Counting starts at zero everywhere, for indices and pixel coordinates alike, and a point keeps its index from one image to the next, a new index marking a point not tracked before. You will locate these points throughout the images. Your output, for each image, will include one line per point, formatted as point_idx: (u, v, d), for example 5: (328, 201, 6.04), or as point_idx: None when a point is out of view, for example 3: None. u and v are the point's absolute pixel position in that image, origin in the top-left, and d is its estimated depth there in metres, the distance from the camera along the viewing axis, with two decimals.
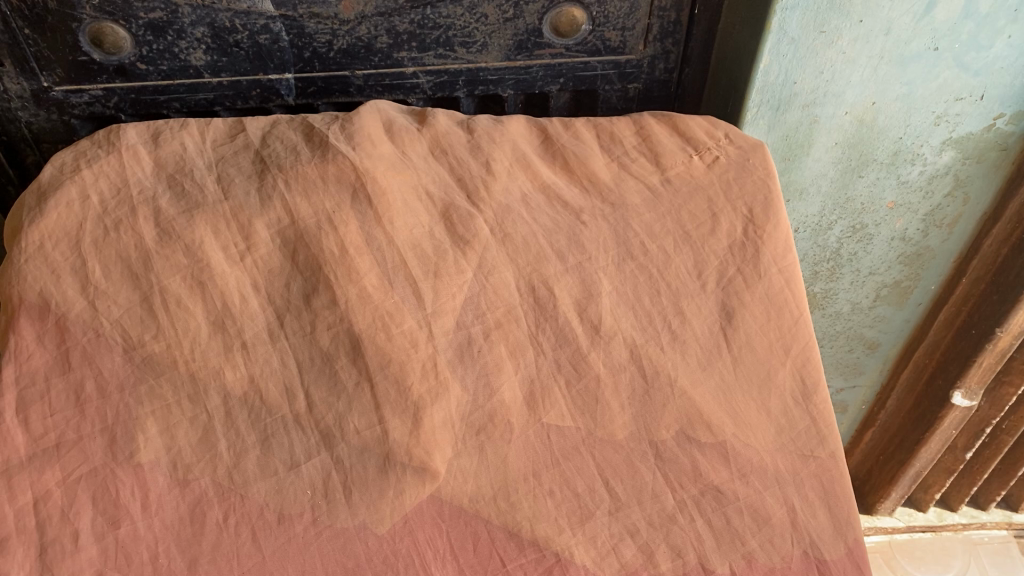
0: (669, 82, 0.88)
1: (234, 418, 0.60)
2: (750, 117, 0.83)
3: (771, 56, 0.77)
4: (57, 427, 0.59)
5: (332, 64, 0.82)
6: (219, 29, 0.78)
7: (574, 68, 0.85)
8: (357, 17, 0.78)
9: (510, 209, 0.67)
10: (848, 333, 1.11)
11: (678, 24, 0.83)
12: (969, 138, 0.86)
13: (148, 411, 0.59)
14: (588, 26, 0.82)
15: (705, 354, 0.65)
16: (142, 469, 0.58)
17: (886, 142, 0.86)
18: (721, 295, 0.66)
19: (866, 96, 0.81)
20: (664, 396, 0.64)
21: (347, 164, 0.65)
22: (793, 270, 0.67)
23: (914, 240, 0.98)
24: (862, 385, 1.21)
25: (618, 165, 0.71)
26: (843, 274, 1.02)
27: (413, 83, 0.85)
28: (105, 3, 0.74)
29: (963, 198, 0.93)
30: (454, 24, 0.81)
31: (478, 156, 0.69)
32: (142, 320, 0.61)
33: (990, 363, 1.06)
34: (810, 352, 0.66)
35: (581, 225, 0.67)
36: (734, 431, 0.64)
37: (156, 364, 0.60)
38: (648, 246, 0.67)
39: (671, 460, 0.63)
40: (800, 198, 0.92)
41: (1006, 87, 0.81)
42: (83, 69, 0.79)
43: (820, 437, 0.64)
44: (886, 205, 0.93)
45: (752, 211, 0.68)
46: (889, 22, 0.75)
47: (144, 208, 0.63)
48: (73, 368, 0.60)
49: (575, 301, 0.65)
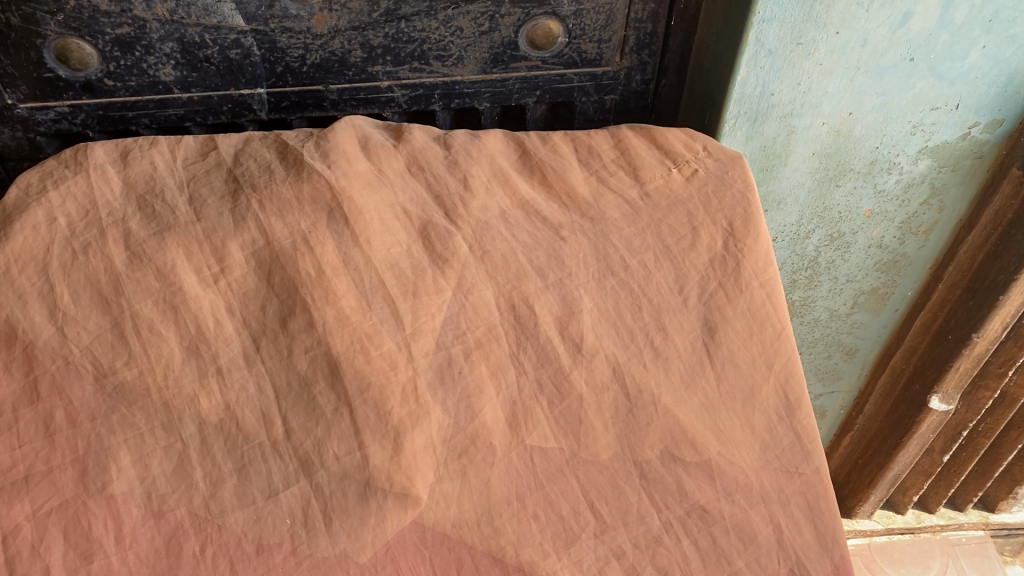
0: (646, 93, 0.88)
1: (210, 447, 0.59)
2: (728, 128, 0.82)
3: (748, 68, 0.77)
4: (26, 458, 0.57)
5: (304, 79, 0.80)
6: (188, 44, 0.76)
7: (550, 80, 0.84)
8: (330, 31, 0.77)
9: (489, 226, 0.66)
10: (826, 340, 1.11)
11: (655, 36, 0.83)
12: (944, 147, 0.87)
13: (120, 440, 0.58)
14: (565, 38, 0.81)
15: (688, 371, 0.64)
16: (114, 501, 0.57)
17: (863, 152, 0.86)
18: (703, 311, 0.66)
19: (843, 107, 0.81)
20: (648, 415, 0.63)
21: (322, 183, 0.63)
22: (773, 283, 0.67)
23: (891, 247, 0.98)
24: (840, 391, 1.21)
25: (597, 179, 0.70)
26: (821, 281, 1.02)
27: (388, 96, 0.83)
28: (71, 18, 0.72)
29: (939, 205, 0.94)
30: (429, 38, 0.80)
31: (456, 172, 0.68)
32: (113, 346, 0.59)
33: (966, 368, 1.06)
34: (792, 367, 0.66)
35: (560, 240, 0.67)
36: (718, 448, 0.63)
37: (128, 392, 0.58)
38: (628, 261, 0.66)
39: (656, 480, 0.63)
40: (778, 208, 0.91)
41: (981, 97, 0.81)
42: (49, 86, 0.77)
43: (804, 452, 0.64)
44: (863, 213, 0.93)
45: (732, 224, 0.68)
46: (864, 34, 0.75)
47: (114, 230, 0.62)
48: (42, 398, 0.58)
49: (556, 319, 0.64)
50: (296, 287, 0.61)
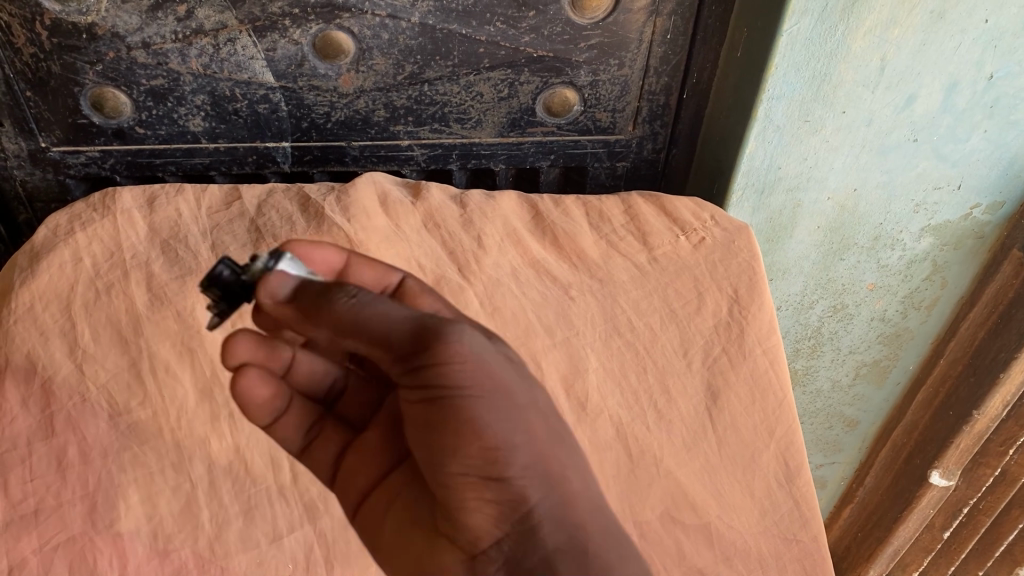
0: (657, 162, 0.91)
1: (218, 489, 0.62)
2: (735, 199, 0.85)
3: (756, 142, 0.80)
4: (37, 492, 0.58)
5: (329, 135, 0.83)
6: (219, 98, 0.79)
7: (565, 146, 0.88)
8: (355, 91, 0.80)
9: (500, 283, 0.69)
10: (828, 411, 1.10)
11: (667, 107, 0.87)
12: (947, 226, 0.89)
13: (130, 479, 0.60)
14: (580, 107, 0.85)
15: (691, 434, 0.66)
16: (120, 538, 0.59)
17: (867, 227, 0.88)
18: (706, 375, 0.67)
19: (848, 182, 0.84)
20: (649, 475, 0.65)
21: (341, 236, 0.67)
22: (777, 351, 0.68)
23: (893, 320, 0.99)
24: (841, 462, 1.19)
25: (606, 243, 0.73)
26: (824, 352, 1.02)
27: (407, 155, 0.86)
28: (109, 69, 0.76)
29: (941, 282, 0.95)
30: (450, 101, 0.83)
31: (471, 230, 0.71)
32: (129, 386, 0.61)
33: (967, 445, 1.07)
34: (793, 435, 0.66)
35: (569, 300, 0.69)
36: (718, 513, 0.64)
37: (141, 432, 0.61)
38: (635, 323, 0.69)
39: (655, 542, 0.63)
40: (783, 277, 0.93)
41: (983, 178, 0.84)
42: (82, 132, 0.79)
43: (802, 520, 0.65)
44: (866, 286, 0.94)
45: (737, 292, 0.70)
46: (870, 114, 0.78)
47: (137, 273, 0.64)
48: (57, 433, 0.59)
49: (562, 376, 0.67)
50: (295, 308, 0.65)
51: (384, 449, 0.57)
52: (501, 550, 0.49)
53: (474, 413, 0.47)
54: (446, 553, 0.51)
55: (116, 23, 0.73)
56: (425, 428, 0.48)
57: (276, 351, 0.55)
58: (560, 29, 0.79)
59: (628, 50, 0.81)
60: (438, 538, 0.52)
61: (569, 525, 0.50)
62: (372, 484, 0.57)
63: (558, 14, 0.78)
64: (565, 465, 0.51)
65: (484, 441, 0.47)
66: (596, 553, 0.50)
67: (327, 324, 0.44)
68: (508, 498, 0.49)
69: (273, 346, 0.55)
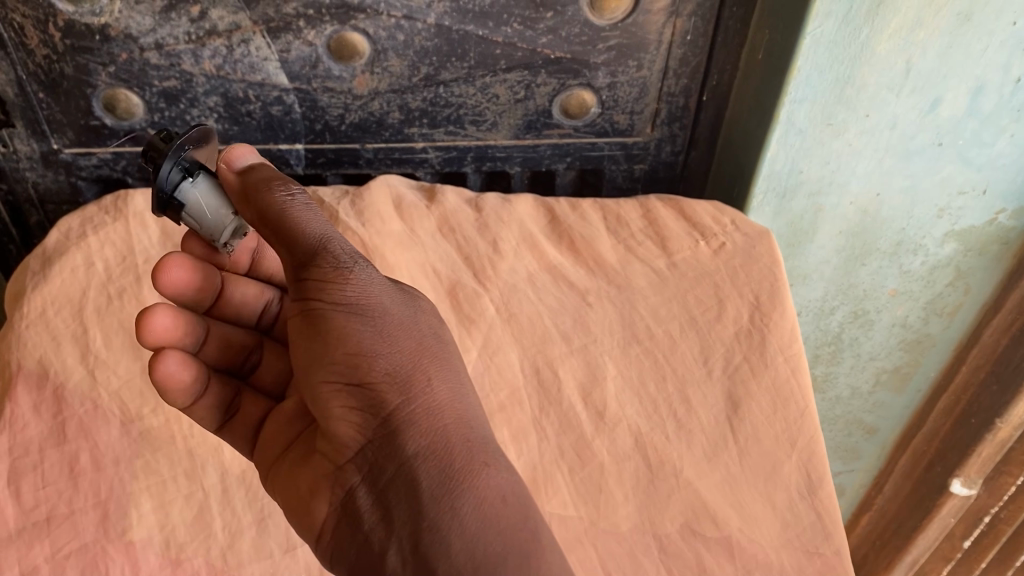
0: (675, 165, 0.90)
1: (231, 497, 0.61)
2: (756, 203, 0.84)
3: (777, 145, 0.79)
4: (49, 499, 0.58)
5: (343, 137, 0.82)
6: (232, 99, 0.78)
7: (581, 148, 0.86)
8: (370, 93, 0.79)
9: (516, 289, 0.70)
10: (847, 417, 1.09)
11: (686, 110, 0.85)
12: (971, 231, 0.87)
13: (142, 486, 0.60)
14: (597, 109, 0.84)
15: (712, 444, 0.64)
16: (133, 547, 0.58)
17: (890, 232, 0.86)
18: (726, 384, 0.67)
19: (871, 187, 0.82)
20: (669, 486, 0.63)
21: (356, 241, 0.70)
22: (799, 359, 0.67)
23: (915, 327, 0.97)
24: (859, 470, 1.17)
25: (624, 247, 0.73)
26: (844, 358, 1.00)
27: (422, 157, 0.85)
28: (122, 70, 0.75)
29: (964, 288, 0.93)
30: (466, 103, 0.81)
31: (486, 235, 0.73)
32: (141, 392, 0.64)
33: (989, 454, 1.06)
34: (815, 445, 0.65)
35: (586, 306, 0.70)
36: (739, 525, 0.62)
37: (153, 439, 0.62)
38: (654, 330, 0.69)
39: (675, 555, 0.60)
40: (803, 283, 0.91)
41: (1009, 182, 0.82)
42: (94, 134, 0.79)
43: (824, 532, 0.62)
44: (888, 292, 0.93)
45: (758, 299, 0.70)
46: (894, 117, 0.77)
47: (149, 278, 0.68)
48: (69, 440, 0.61)
49: (580, 385, 0.66)
50: (263, 311, 0.68)
51: (296, 412, 0.59)
52: (365, 457, 0.52)
53: (348, 321, 0.54)
54: (320, 468, 0.54)
55: (129, 24, 0.72)
56: (303, 334, 0.55)
57: (191, 333, 0.62)
58: (578, 30, 0.77)
59: (647, 52, 0.80)
60: (312, 458, 0.55)
61: (428, 429, 0.51)
62: (280, 441, 0.59)
63: (576, 15, 0.76)
64: (431, 377, 0.54)
65: (345, 345, 0.53)
66: (456, 467, 0.50)
67: (256, 206, 0.54)
68: (370, 401, 0.52)
69: (190, 325, 0.62)
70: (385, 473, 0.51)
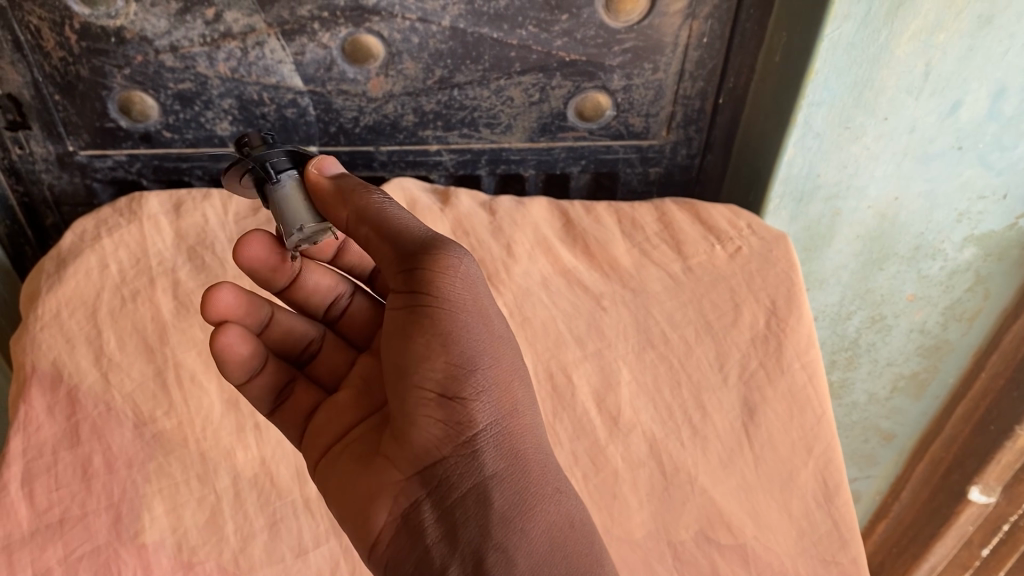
0: (690, 167, 0.89)
1: (243, 501, 0.61)
2: (772, 207, 0.83)
3: (795, 148, 0.78)
4: (62, 501, 0.58)
5: (357, 140, 0.82)
6: (247, 102, 0.78)
7: (596, 151, 0.86)
8: (384, 95, 0.79)
9: (529, 293, 0.69)
10: (863, 423, 1.08)
11: (702, 112, 0.85)
12: (991, 236, 0.85)
13: (155, 489, 0.60)
14: (612, 111, 0.83)
15: (727, 452, 0.64)
16: (145, 549, 0.58)
17: (907, 237, 0.85)
18: (743, 390, 0.66)
19: (890, 191, 0.81)
20: (684, 494, 0.62)
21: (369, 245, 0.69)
22: (816, 365, 0.67)
23: (933, 332, 0.96)
24: (876, 476, 1.16)
25: (639, 251, 0.73)
26: (861, 363, 0.99)
27: (436, 160, 0.85)
28: (137, 72, 0.75)
29: (983, 293, 0.92)
30: (481, 105, 0.81)
31: (500, 237, 0.72)
32: (154, 395, 0.63)
33: (1008, 462, 1.05)
34: (832, 452, 0.64)
35: (601, 311, 0.69)
36: (755, 533, 0.61)
37: (166, 442, 0.62)
38: (669, 335, 0.68)
39: (690, 563, 0.60)
40: (820, 288, 0.91)
41: None
42: (109, 136, 0.79)
43: (841, 541, 0.62)
44: (906, 297, 0.92)
45: (775, 304, 0.69)
46: (913, 121, 0.76)
47: (163, 280, 0.68)
48: (82, 442, 0.61)
49: (593, 390, 0.66)
50: (330, 304, 0.67)
51: (348, 416, 0.60)
52: (439, 471, 0.52)
53: (451, 327, 0.52)
54: (385, 474, 0.54)
55: (144, 27, 0.72)
56: (399, 334, 0.53)
57: (254, 314, 0.62)
58: (593, 32, 0.77)
59: (663, 54, 0.79)
60: (375, 462, 0.54)
61: (507, 453, 0.52)
62: (332, 429, 0.59)
63: (591, 17, 0.76)
64: (513, 400, 0.54)
65: (450, 355, 0.51)
66: (530, 492, 0.52)
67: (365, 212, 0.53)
68: (459, 418, 0.51)
69: (251, 307, 0.61)
70: (456, 492, 0.51)
